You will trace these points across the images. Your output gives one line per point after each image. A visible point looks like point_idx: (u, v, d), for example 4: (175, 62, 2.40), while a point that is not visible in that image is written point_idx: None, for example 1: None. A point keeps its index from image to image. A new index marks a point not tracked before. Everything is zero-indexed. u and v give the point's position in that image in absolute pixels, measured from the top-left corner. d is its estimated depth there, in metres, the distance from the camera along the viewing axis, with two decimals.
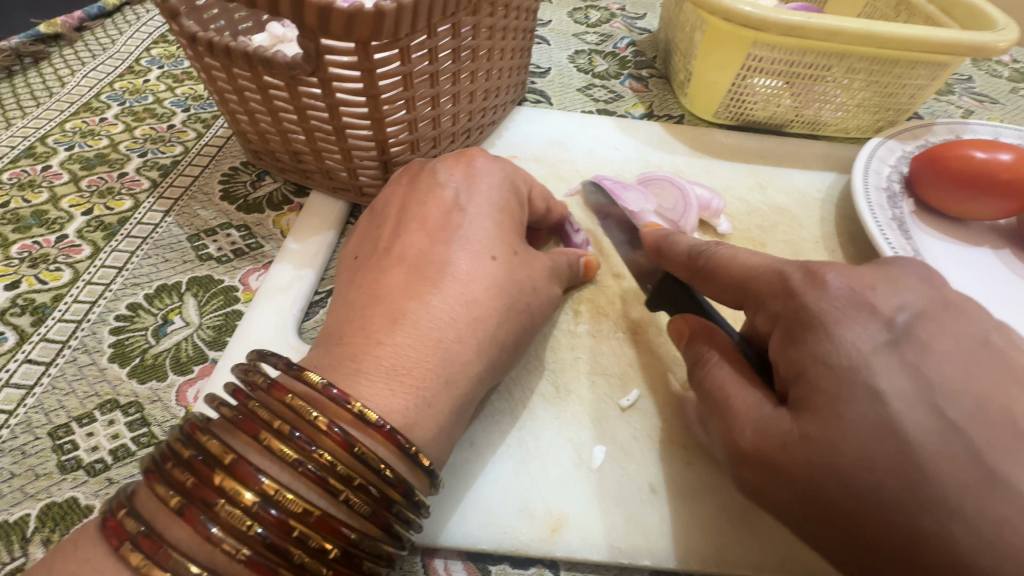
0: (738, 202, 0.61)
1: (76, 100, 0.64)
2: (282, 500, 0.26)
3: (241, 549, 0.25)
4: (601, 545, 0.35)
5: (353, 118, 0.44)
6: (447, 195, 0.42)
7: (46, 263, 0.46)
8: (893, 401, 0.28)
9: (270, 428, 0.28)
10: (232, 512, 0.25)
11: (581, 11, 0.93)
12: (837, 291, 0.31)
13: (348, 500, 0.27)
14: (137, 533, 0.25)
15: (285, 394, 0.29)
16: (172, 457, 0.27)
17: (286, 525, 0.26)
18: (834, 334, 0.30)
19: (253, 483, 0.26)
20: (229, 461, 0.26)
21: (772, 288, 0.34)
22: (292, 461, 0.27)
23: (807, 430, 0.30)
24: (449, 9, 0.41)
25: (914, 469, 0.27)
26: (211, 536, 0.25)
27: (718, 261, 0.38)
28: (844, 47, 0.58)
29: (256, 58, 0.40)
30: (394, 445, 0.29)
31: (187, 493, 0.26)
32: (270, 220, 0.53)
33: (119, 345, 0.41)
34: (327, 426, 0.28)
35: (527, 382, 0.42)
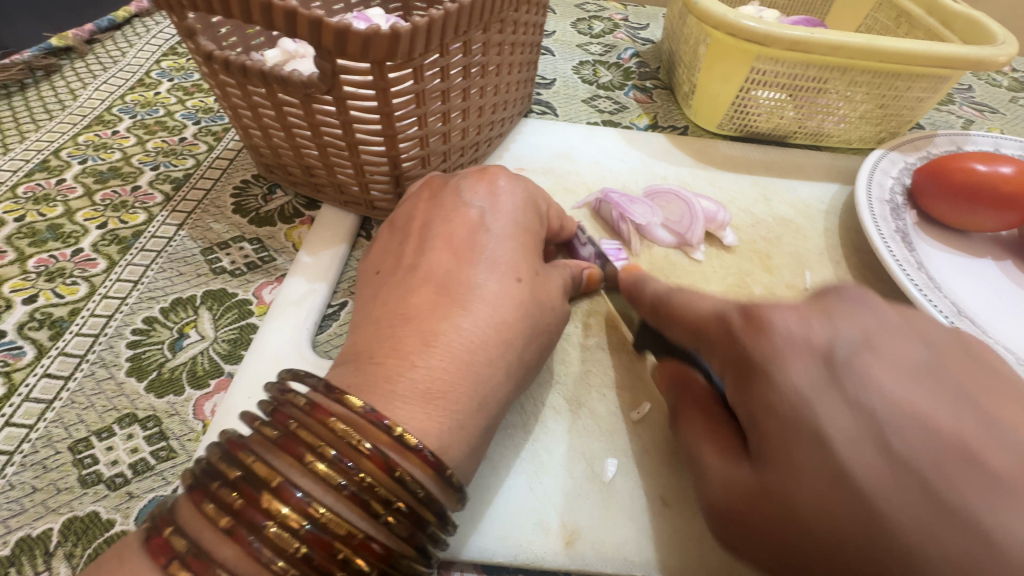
0: (743, 213, 0.62)
1: (88, 113, 0.64)
2: (327, 522, 0.27)
3: (287, 570, 0.26)
4: (616, 558, 0.35)
5: (366, 135, 0.45)
6: (468, 213, 0.43)
7: (63, 277, 0.47)
8: (836, 438, 0.29)
9: (313, 452, 0.28)
10: (281, 534, 0.26)
11: (584, 22, 0.94)
12: (771, 331, 0.34)
13: (388, 522, 0.28)
14: (185, 552, 0.25)
15: (327, 417, 0.30)
16: (218, 477, 0.28)
17: (330, 545, 0.27)
18: (776, 377, 0.32)
19: (298, 505, 0.27)
20: (275, 484, 0.27)
21: (720, 332, 0.36)
22: (335, 484, 0.28)
23: (766, 478, 0.30)
24: (461, 28, 0.41)
25: (878, 509, 0.27)
26: (259, 556, 0.26)
27: (675, 307, 0.40)
28: (847, 61, 0.59)
29: (273, 77, 0.41)
30: (431, 469, 0.30)
31: (235, 513, 0.27)
32: (282, 233, 0.53)
33: (136, 359, 0.42)
34: (367, 449, 0.29)
35: (539, 396, 0.42)
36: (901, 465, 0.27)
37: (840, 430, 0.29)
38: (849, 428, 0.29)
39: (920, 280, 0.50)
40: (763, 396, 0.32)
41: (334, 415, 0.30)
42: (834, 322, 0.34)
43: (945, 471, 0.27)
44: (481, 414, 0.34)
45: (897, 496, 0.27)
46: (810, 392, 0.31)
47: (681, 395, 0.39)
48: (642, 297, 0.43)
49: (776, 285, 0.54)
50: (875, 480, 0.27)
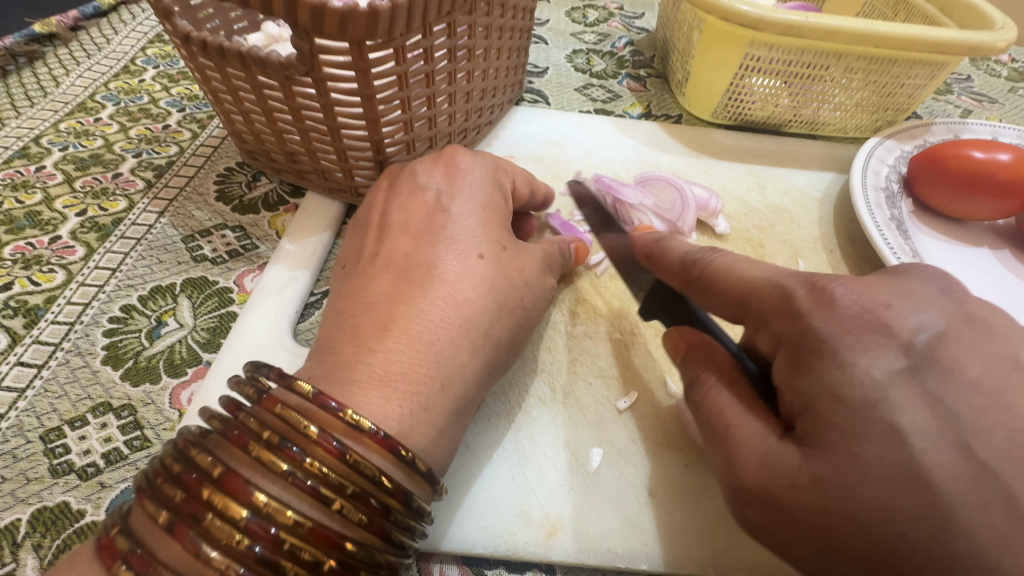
0: (736, 201, 0.61)
1: (71, 100, 0.63)
2: (272, 511, 0.26)
3: (231, 563, 0.25)
4: (599, 549, 0.34)
5: (347, 119, 0.44)
6: (429, 199, 0.42)
7: (39, 264, 0.46)
8: (914, 439, 0.26)
9: (261, 439, 0.28)
10: (222, 525, 0.25)
11: (579, 11, 0.92)
12: (845, 310, 0.29)
13: (342, 510, 0.27)
14: (129, 552, 0.25)
15: (276, 405, 0.29)
16: (162, 472, 0.27)
17: (279, 536, 0.25)
18: (845, 362, 0.28)
19: (242, 496, 0.26)
20: (217, 475, 0.26)
21: (774, 303, 0.32)
22: (283, 472, 0.27)
23: (819, 469, 0.28)
24: (444, 8, 0.40)
25: (954, 518, 0.25)
26: (202, 551, 0.25)
27: (716, 273, 0.36)
28: (842, 47, 0.58)
29: (251, 58, 0.40)
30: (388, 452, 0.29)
31: (177, 508, 0.26)
32: (265, 221, 0.52)
33: (112, 347, 0.41)
34: (319, 435, 0.28)
35: (524, 384, 0.41)
36: (981, 474, 0.26)
37: (914, 426, 0.27)
38: (924, 425, 0.27)
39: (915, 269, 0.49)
40: (826, 383, 0.29)
41: (283, 403, 0.29)
42: (913, 305, 0.30)
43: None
44: (448, 404, 0.33)
45: (980, 509, 0.25)
46: (886, 379, 0.28)
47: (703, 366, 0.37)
48: (671, 259, 0.39)
49: None
50: (952, 486, 0.25)
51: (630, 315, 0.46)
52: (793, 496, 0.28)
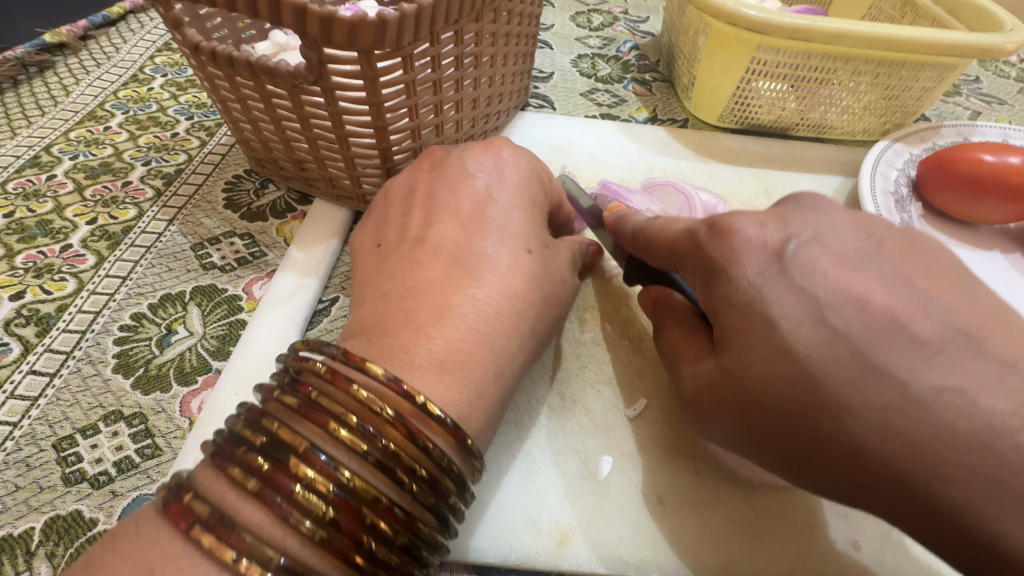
0: (743, 206, 0.60)
1: (81, 109, 0.64)
2: (354, 487, 0.27)
3: (316, 533, 0.26)
4: (609, 558, 0.34)
5: (356, 127, 0.44)
6: (476, 192, 0.42)
7: (51, 273, 0.46)
8: (783, 323, 0.30)
9: (336, 419, 0.29)
10: (309, 498, 0.26)
11: (583, 16, 0.92)
12: (737, 237, 0.33)
13: (413, 490, 0.28)
14: (211, 517, 0.25)
15: (350, 384, 0.30)
16: (244, 444, 0.28)
17: (359, 510, 0.27)
18: (733, 276, 0.32)
19: (325, 470, 0.27)
20: (301, 448, 0.27)
21: (689, 245, 0.37)
22: (361, 450, 0.28)
23: (725, 363, 0.32)
24: (452, 16, 0.41)
25: (815, 375, 0.29)
26: (290, 520, 0.26)
27: (653, 233, 0.40)
28: (849, 50, 0.58)
29: (259, 68, 0.40)
30: (451, 438, 0.30)
31: (263, 477, 0.27)
32: (274, 228, 0.53)
33: (123, 355, 0.41)
34: (391, 416, 0.29)
35: (531, 392, 0.41)
36: (836, 340, 0.29)
37: (785, 313, 0.30)
38: (793, 311, 0.30)
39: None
40: (720, 297, 0.33)
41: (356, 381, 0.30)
42: (784, 225, 0.33)
43: (874, 338, 0.29)
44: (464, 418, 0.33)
45: (831, 364, 0.29)
46: (759, 279, 0.31)
47: (660, 309, 0.41)
48: (625, 229, 0.43)
49: None
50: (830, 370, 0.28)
51: (640, 321, 0.46)
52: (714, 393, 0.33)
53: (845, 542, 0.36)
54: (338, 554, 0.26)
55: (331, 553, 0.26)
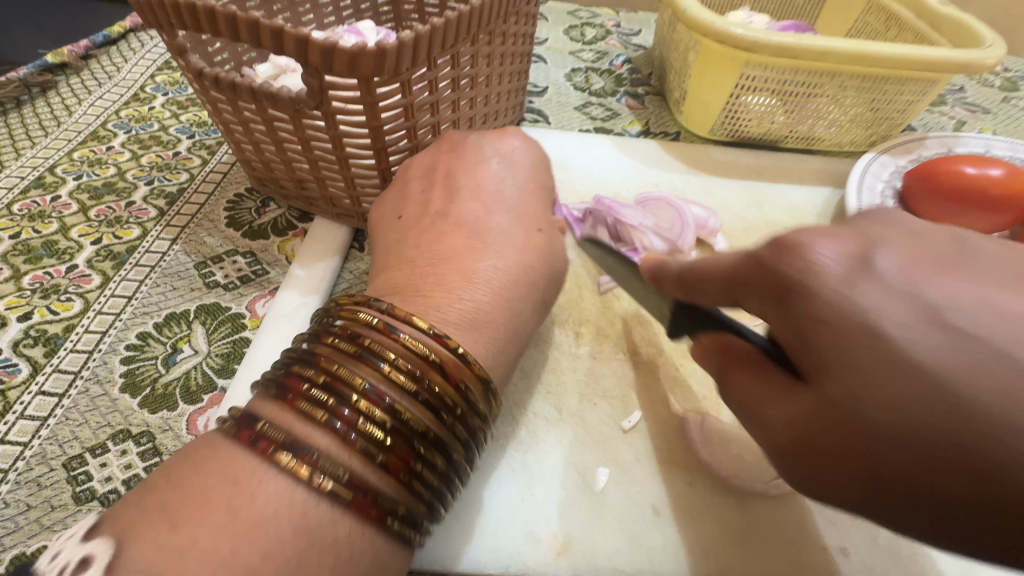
0: (735, 220, 0.62)
1: (83, 129, 0.65)
2: (408, 422, 0.30)
3: (378, 457, 0.28)
4: (606, 569, 0.35)
5: (355, 149, 0.46)
6: (493, 176, 0.45)
7: (58, 293, 0.47)
8: (895, 331, 0.21)
9: (388, 364, 0.31)
10: (369, 426, 0.29)
11: (576, 29, 0.94)
12: (804, 244, 0.25)
13: (455, 427, 0.32)
14: (283, 441, 0.27)
15: (398, 334, 0.32)
16: (305, 379, 0.30)
17: (412, 441, 0.30)
18: (812, 285, 0.24)
19: (383, 404, 0.30)
20: (360, 384, 0.30)
21: (746, 266, 0.28)
22: (411, 390, 0.31)
23: (827, 395, 0.23)
24: (448, 41, 0.42)
25: (956, 392, 0.19)
26: (354, 445, 0.28)
27: (701, 267, 0.32)
28: (834, 67, 0.60)
29: (262, 93, 0.41)
30: (483, 385, 0.34)
31: (327, 408, 0.29)
32: (275, 246, 0.54)
33: (130, 375, 0.42)
34: (438, 360, 0.32)
35: (530, 406, 0.42)
36: (970, 346, 0.20)
37: (895, 321, 0.21)
38: (898, 316, 0.22)
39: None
40: (799, 316, 0.24)
41: (404, 331, 0.32)
42: (860, 230, 0.25)
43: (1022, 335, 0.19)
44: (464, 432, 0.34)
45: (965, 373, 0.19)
46: (850, 290, 0.23)
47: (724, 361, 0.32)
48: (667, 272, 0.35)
49: None
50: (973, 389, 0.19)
51: (633, 334, 0.47)
52: (825, 438, 0.23)
53: (835, 548, 0.37)
54: (395, 477, 0.29)
55: (387, 476, 0.29)
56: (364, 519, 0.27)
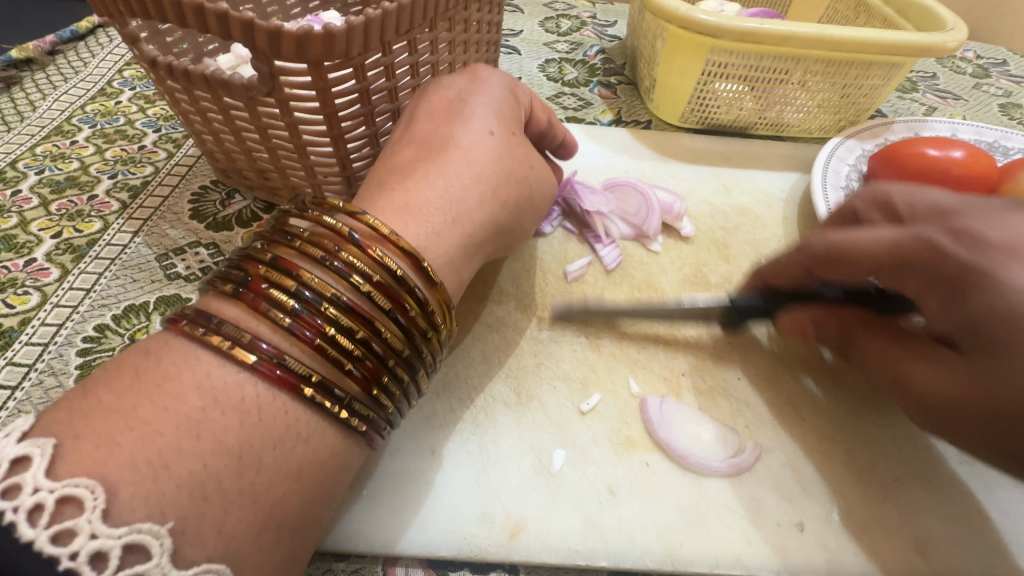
0: (702, 204, 0.61)
1: (47, 124, 0.64)
2: (315, 287, 0.31)
3: (285, 319, 0.30)
4: (559, 548, 0.35)
5: (313, 136, 0.45)
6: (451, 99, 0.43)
7: (15, 287, 0.47)
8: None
9: (302, 240, 0.32)
10: (277, 292, 0.30)
11: (552, 21, 0.94)
12: (973, 247, 0.32)
13: (371, 294, 0.32)
14: (194, 313, 0.29)
15: (313, 216, 0.34)
16: (227, 265, 0.32)
17: (321, 306, 0.30)
18: (1001, 284, 0.30)
19: (292, 273, 0.31)
20: (270, 259, 0.31)
21: (921, 252, 0.34)
22: (321, 259, 0.32)
23: (977, 364, 0.31)
24: (402, 26, 0.42)
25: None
26: (261, 310, 0.30)
27: (840, 243, 0.38)
28: (799, 51, 0.60)
29: (214, 81, 0.41)
30: (408, 258, 0.34)
31: (239, 282, 0.31)
32: (239, 238, 0.53)
33: (86, 366, 0.42)
34: (348, 234, 0.33)
35: (490, 391, 0.42)
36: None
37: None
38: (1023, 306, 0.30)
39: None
40: (960, 316, 0.32)
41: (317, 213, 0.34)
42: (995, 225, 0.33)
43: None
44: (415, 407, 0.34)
45: None
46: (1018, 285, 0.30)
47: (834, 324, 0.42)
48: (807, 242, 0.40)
49: (733, 273, 0.53)
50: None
51: (595, 319, 0.47)
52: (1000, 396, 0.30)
53: (789, 524, 0.37)
54: (304, 339, 0.30)
55: (297, 339, 0.30)
56: (273, 380, 0.28)
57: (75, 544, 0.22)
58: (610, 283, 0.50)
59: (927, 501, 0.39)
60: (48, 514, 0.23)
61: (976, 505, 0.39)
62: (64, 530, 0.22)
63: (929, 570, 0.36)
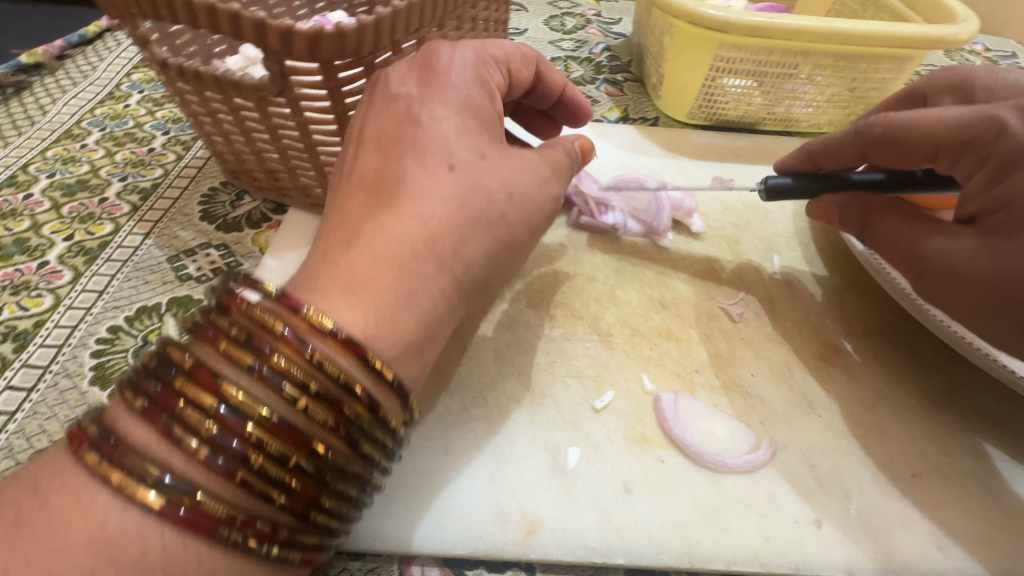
0: (711, 201, 0.60)
1: (57, 128, 0.65)
2: (238, 407, 0.26)
3: (198, 450, 0.25)
4: (576, 546, 0.34)
5: (322, 136, 0.45)
6: (415, 116, 0.36)
7: (28, 289, 0.47)
8: None
9: (225, 338, 0.28)
10: (190, 413, 0.26)
11: (557, 19, 0.94)
12: None
13: (306, 408, 0.27)
14: (99, 439, 0.25)
15: (244, 305, 0.29)
16: (144, 368, 0.28)
17: (246, 428, 0.26)
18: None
19: (212, 386, 0.26)
20: (189, 367, 0.27)
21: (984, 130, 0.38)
22: (246, 367, 0.27)
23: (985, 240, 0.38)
24: (412, 25, 0.42)
25: None
26: (171, 436, 0.25)
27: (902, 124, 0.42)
28: (809, 45, 0.60)
29: (225, 82, 0.41)
30: (351, 356, 0.29)
31: (152, 397, 0.26)
32: (249, 238, 0.53)
33: (100, 368, 0.42)
34: (281, 332, 0.28)
35: (503, 389, 0.42)
36: None
37: None
38: None
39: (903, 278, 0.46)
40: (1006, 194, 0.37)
41: (245, 303, 0.29)
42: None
43: None
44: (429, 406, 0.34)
45: None
46: None
47: (860, 212, 0.47)
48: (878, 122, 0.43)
49: (745, 270, 0.52)
50: None
51: (607, 316, 0.47)
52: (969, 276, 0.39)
53: (807, 521, 0.37)
54: (222, 473, 0.25)
55: (215, 472, 0.25)
56: (187, 519, 0.24)
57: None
58: (621, 280, 0.50)
59: (946, 496, 0.38)
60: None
61: (996, 500, 0.39)
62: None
63: (950, 567, 0.36)
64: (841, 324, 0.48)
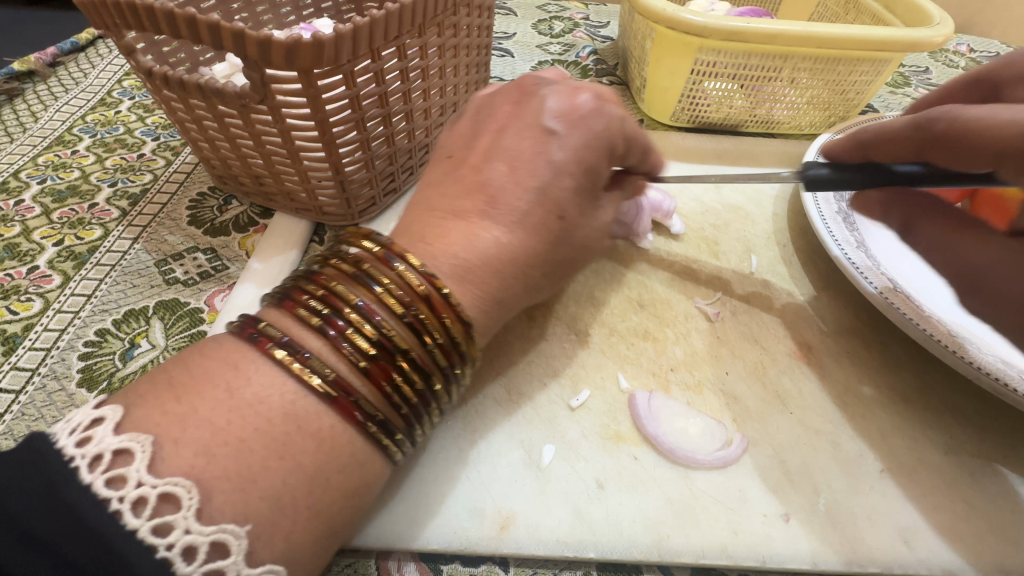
0: (692, 202, 0.61)
1: (49, 134, 0.66)
2: (391, 339, 0.32)
3: (359, 364, 0.31)
4: (549, 541, 0.35)
5: (305, 142, 0.46)
6: (518, 141, 0.39)
7: (18, 294, 0.48)
8: None
9: (381, 287, 0.33)
10: (355, 337, 0.31)
11: (545, 23, 0.95)
12: None
13: (433, 350, 0.33)
14: (281, 340, 0.30)
15: (395, 264, 0.34)
16: (306, 292, 0.33)
17: (392, 355, 0.32)
18: None
19: (371, 320, 0.32)
20: (352, 302, 0.32)
21: None
22: (398, 313, 0.32)
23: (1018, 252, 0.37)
24: (390, 33, 0.42)
25: None
26: (341, 351, 0.31)
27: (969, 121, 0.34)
28: (787, 49, 0.61)
29: (208, 90, 0.42)
30: (464, 325, 0.35)
31: (322, 318, 0.31)
32: (236, 242, 0.54)
33: (87, 370, 0.43)
34: (425, 293, 0.33)
35: (481, 388, 0.43)
36: None
37: None
38: None
39: (878, 283, 0.47)
40: None
41: (400, 264, 0.34)
42: None
43: None
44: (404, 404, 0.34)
45: None
46: None
47: (907, 211, 0.44)
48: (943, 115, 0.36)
49: (722, 270, 0.53)
50: None
51: (585, 317, 0.48)
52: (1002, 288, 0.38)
53: (775, 515, 0.38)
54: (372, 384, 0.31)
55: (367, 382, 0.31)
56: (343, 414, 0.30)
57: (172, 537, 0.25)
58: (600, 281, 0.51)
59: (913, 490, 0.39)
60: (150, 508, 0.25)
61: (963, 494, 0.39)
62: (164, 523, 0.25)
63: (914, 559, 0.36)
64: (816, 323, 0.49)
